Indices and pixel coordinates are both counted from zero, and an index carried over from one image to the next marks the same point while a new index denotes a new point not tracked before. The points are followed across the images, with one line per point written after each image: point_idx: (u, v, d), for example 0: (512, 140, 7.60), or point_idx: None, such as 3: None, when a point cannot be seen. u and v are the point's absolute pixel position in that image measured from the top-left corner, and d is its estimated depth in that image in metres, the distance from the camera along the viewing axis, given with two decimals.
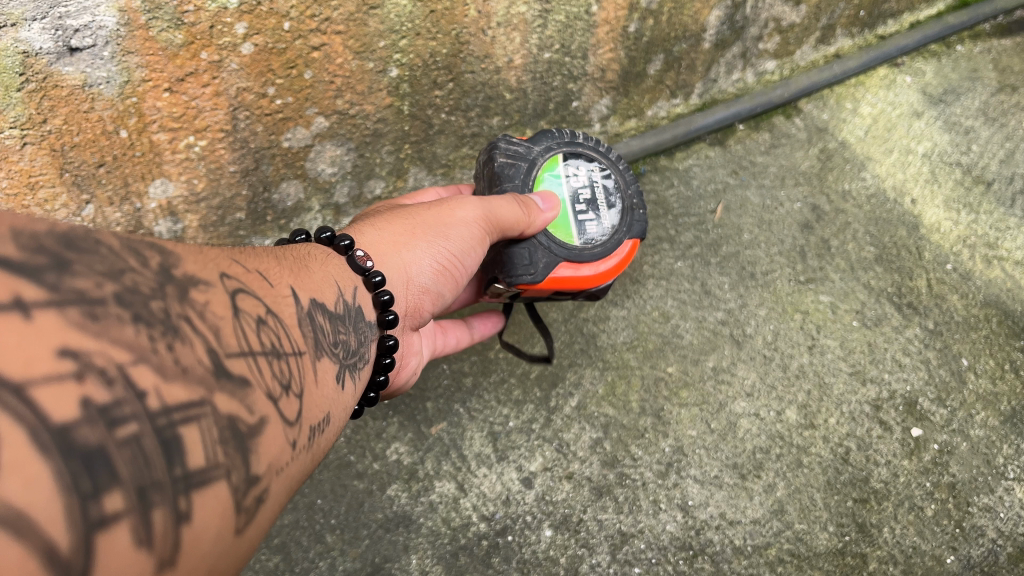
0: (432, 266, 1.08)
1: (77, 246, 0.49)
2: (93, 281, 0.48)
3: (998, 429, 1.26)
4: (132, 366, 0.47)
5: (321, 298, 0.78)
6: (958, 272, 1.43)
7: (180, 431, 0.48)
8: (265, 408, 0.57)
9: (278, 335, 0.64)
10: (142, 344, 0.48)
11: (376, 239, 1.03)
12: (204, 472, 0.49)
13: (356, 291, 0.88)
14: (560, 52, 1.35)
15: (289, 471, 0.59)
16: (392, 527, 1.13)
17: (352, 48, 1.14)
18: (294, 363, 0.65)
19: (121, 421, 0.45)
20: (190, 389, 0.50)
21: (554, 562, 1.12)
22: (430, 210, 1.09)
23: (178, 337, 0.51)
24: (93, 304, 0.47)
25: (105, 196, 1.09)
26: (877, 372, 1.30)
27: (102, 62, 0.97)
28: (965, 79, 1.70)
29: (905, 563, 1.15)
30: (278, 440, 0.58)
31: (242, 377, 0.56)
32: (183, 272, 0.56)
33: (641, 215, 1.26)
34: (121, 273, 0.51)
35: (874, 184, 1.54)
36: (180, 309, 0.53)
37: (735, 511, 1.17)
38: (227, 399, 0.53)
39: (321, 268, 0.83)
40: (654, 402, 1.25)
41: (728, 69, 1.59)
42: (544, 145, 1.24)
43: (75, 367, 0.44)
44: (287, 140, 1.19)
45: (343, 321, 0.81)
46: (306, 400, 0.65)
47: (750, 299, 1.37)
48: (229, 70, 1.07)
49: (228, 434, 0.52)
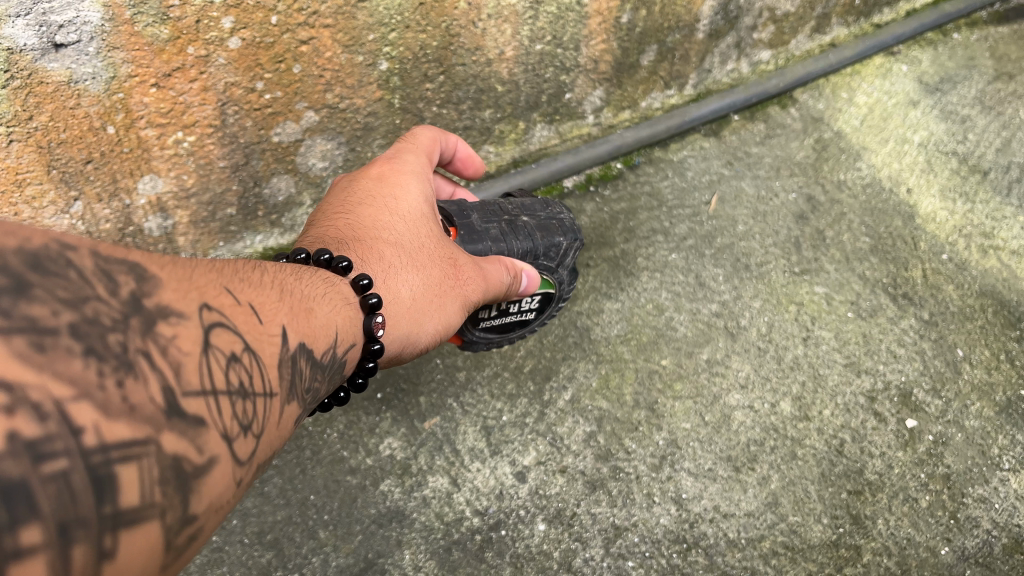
0: (429, 341, 1.01)
1: (43, 269, 0.50)
2: (49, 309, 0.48)
3: (994, 419, 1.26)
4: (72, 403, 0.46)
5: (312, 344, 0.74)
6: (954, 262, 1.42)
7: (116, 469, 0.47)
8: (217, 447, 0.56)
9: (250, 373, 0.62)
10: (90, 378, 0.48)
11: (393, 312, 0.95)
12: (136, 511, 0.48)
13: (351, 349, 0.84)
14: (552, 44, 1.34)
15: (230, 512, 0.57)
16: (385, 522, 1.12)
17: (341, 41, 1.13)
18: (261, 403, 0.63)
19: (50, 457, 0.44)
20: (135, 427, 0.49)
21: (547, 557, 1.10)
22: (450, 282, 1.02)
23: (131, 373, 0.50)
24: (44, 333, 0.47)
25: (93, 192, 1.08)
26: (871, 363, 1.30)
27: (87, 58, 0.97)
28: (961, 68, 1.69)
29: (900, 555, 1.13)
30: (224, 480, 0.56)
31: (196, 417, 0.54)
32: (155, 304, 0.55)
33: (481, 344, 1.25)
34: (83, 301, 0.50)
35: (869, 174, 1.53)
36: (140, 343, 0.52)
37: (729, 504, 1.15)
38: (175, 438, 0.52)
39: (325, 312, 0.80)
40: (648, 395, 1.24)
41: (722, 59, 1.58)
42: (558, 276, 1.24)
43: (7, 400, 0.44)
44: (277, 135, 1.18)
45: (326, 369, 0.77)
46: (265, 442, 0.63)
47: (744, 291, 1.37)
48: (217, 65, 1.06)
49: (170, 473, 0.51)
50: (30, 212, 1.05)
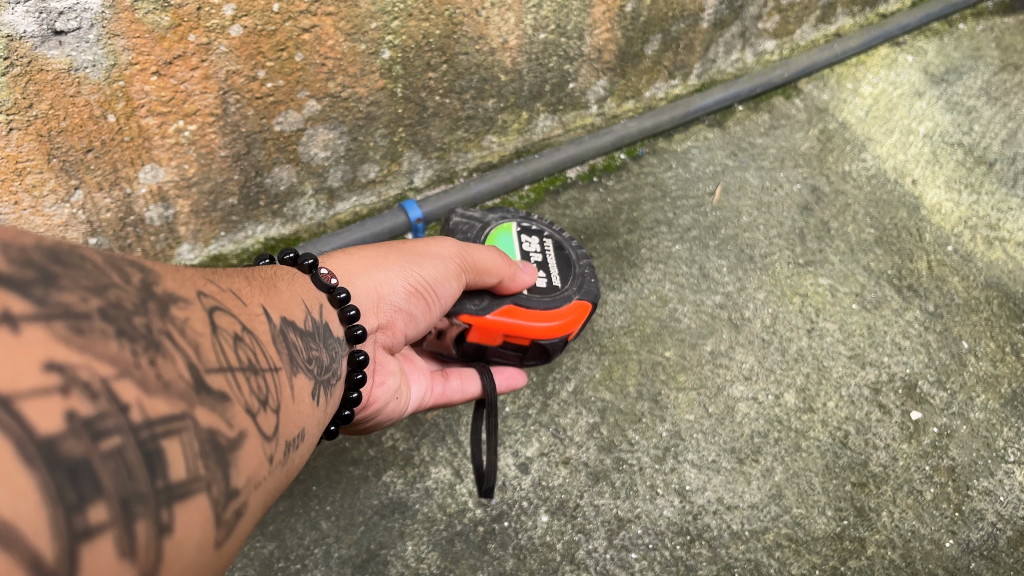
0: (408, 288, 1.03)
1: (63, 261, 0.46)
2: (78, 295, 0.46)
3: (999, 412, 1.25)
4: (116, 380, 0.45)
5: (293, 316, 0.74)
6: (959, 254, 1.42)
7: (162, 444, 0.46)
8: (243, 422, 0.55)
9: (255, 351, 0.62)
10: (126, 358, 0.46)
11: (350, 261, 1.01)
12: (185, 485, 0.47)
13: (322, 309, 0.84)
14: (556, 33, 1.33)
15: (266, 487, 0.57)
16: (387, 513, 1.12)
17: (343, 29, 1.12)
18: (271, 379, 0.63)
19: (105, 433, 0.43)
20: (172, 403, 0.48)
21: (550, 548, 1.09)
22: (405, 244, 1.07)
23: (159, 352, 0.49)
24: (79, 318, 0.45)
25: (94, 181, 1.07)
26: (876, 355, 1.29)
27: (87, 45, 0.95)
28: (967, 58, 1.72)
29: (904, 547, 1.12)
30: (255, 454, 0.55)
31: (221, 392, 0.54)
32: (162, 289, 0.54)
33: (594, 283, 1.25)
34: (105, 288, 0.48)
35: (874, 165, 1.53)
36: (161, 325, 0.51)
37: (733, 496, 1.15)
38: (208, 413, 0.51)
39: (289, 288, 0.79)
40: (651, 387, 1.24)
41: (727, 49, 1.57)
42: (500, 214, 1.31)
43: (60, 380, 0.42)
44: (279, 124, 1.17)
45: (314, 337, 0.77)
46: (283, 416, 0.63)
47: (748, 282, 1.36)
48: (218, 53, 1.05)
49: (209, 447, 0.50)
50: (30, 201, 1.04)
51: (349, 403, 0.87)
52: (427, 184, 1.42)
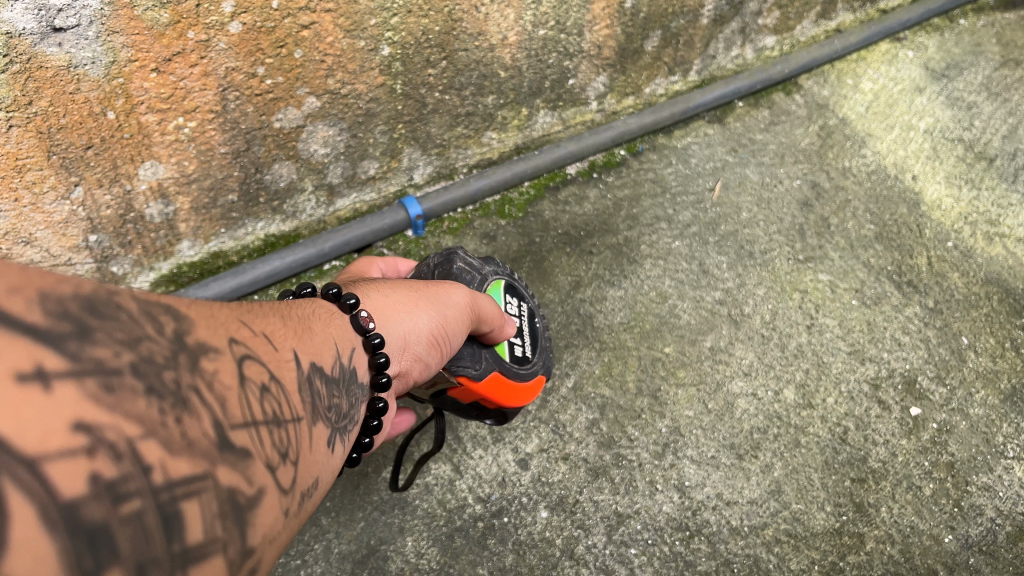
0: (431, 335, 0.88)
1: (98, 311, 0.41)
2: (111, 349, 0.41)
3: (999, 408, 1.25)
4: (141, 441, 0.39)
5: (322, 359, 0.66)
6: (959, 250, 1.42)
7: (181, 506, 0.41)
8: (266, 478, 0.49)
9: (283, 399, 0.55)
10: (152, 418, 0.41)
11: (378, 303, 0.84)
12: (201, 548, 0.41)
13: (352, 353, 0.73)
14: (556, 29, 1.33)
15: (282, 546, 0.50)
16: (387, 509, 1.12)
17: (343, 26, 1.12)
18: (297, 430, 0.56)
19: (126, 497, 0.38)
20: (195, 462, 0.42)
21: (549, 544, 1.10)
22: (423, 285, 0.92)
23: (186, 409, 0.44)
24: (110, 373, 0.40)
25: (94, 178, 1.07)
26: (876, 351, 1.29)
27: (86, 42, 0.95)
28: (967, 54, 1.72)
29: (902, 542, 1.13)
30: (276, 510, 0.49)
31: (245, 449, 0.47)
32: (195, 338, 0.48)
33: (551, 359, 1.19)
34: (138, 340, 0.43)
35: (874, 161, 1.53)
36: (190, 379, 0.45)
37: (732, 491, 1.15)
38: (229, 471, 0.45)
39: (323, 329, 0.70)
40: (651, 383, 1.24)
41: (727, 45, 1.57)
42: (492, 268, 1.15)
43: (86, 441, 0.37)
44: (278, 121, 1.17)
45: (338, 383, 0.68)
46: (305, 468, 0.56)
47: (748, 278, 1.36)
48: (218, 49, 1.05)
49: (227, 506, 0.44)
50: (30, 198, 1.04)
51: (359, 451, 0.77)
52: (427, 180, 1.42)
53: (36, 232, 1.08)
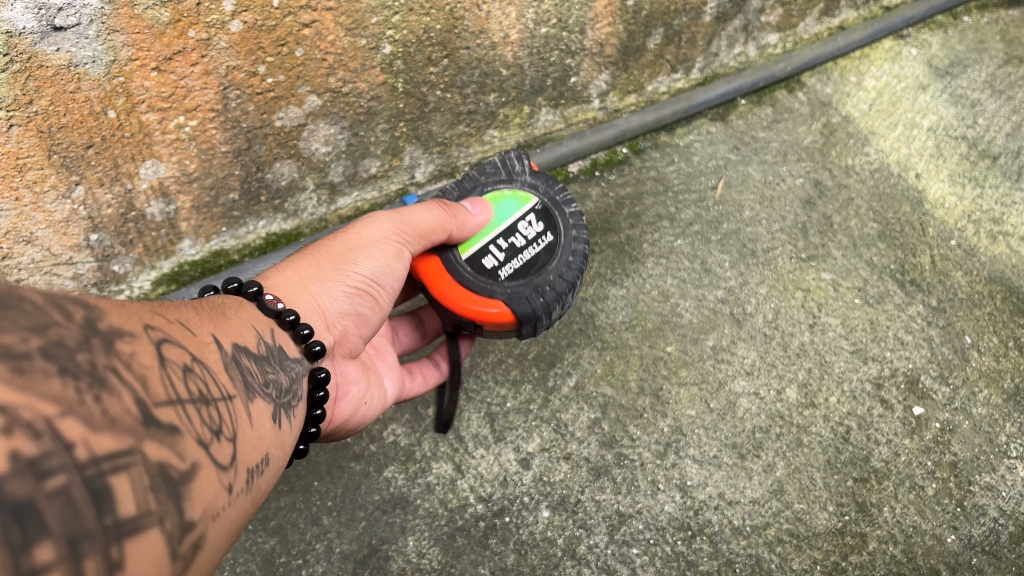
0: (347, 293, 1.01)
1: (3, 301, 0.49)
2: (18, 336, 0.48)
3: (1002, 407, 1.25)
4: (59, 419, 0.46)
5: (243, 342, 0.75)
6: (963, 248, 1.42)
7: (109, 480, 0.47)
8: (196, 454, 0.57)
9: (205, 382, 0.63)
10: (69, 396, 0.48)
11: (280, 283, 0.97)
12: (135, 520, 0.48)
13: (273, 333, 0.83)
14: (557, 27, 1.33)
15: (224, 515, 0.58)
16: (389, 509, 1.12)
17: (343, 24, 1.11)
18: (222, 409, 0.64)
19: (50, 473, 0.44)
20: (118, 438, 0.49)
21: (551, 543, 1.10)
22: (328, 247, 1.03)
23: (105, 389, 0.51)
24: (20, 358, 0.47)
25: (95, 177, 1.07)
26: (879, 350, 1.29)
27: (86, 41, 0.95)
28: (971, 51, 1.71)
29: (905, 543, 1.12)
30: (209, 484, 0.57)
31: (170, 425, 0.55)
32: (107, 324, 0.56)
33: (540, 300, 1.13)
34: (46, 327, 0.50)
35: (878, 159, 1.53)
36: (106, 360, 0.53)
37: (734, 491, 1.15)
38: (157, 446, 0.52)
39: (238, 314, 0.80)
40: (652, 382, 1.24)
41: (729, 43, 1.56)
42: (529, 185, 1.20)
43: (4, 421, 0.43)
44: (280, 119, 1.17)
45: (269, 361, 0.78)
46: (237, 444, 0.64)
47: (750, 277, 1.36)
48: (218, 48, 1.04)
49: (159, 480, 0.51)
50: (31, 197, 1.04)
51: (313, 419, 0.89)
52: (428, 179, 1.41)
53: (37, 231, 1.08)
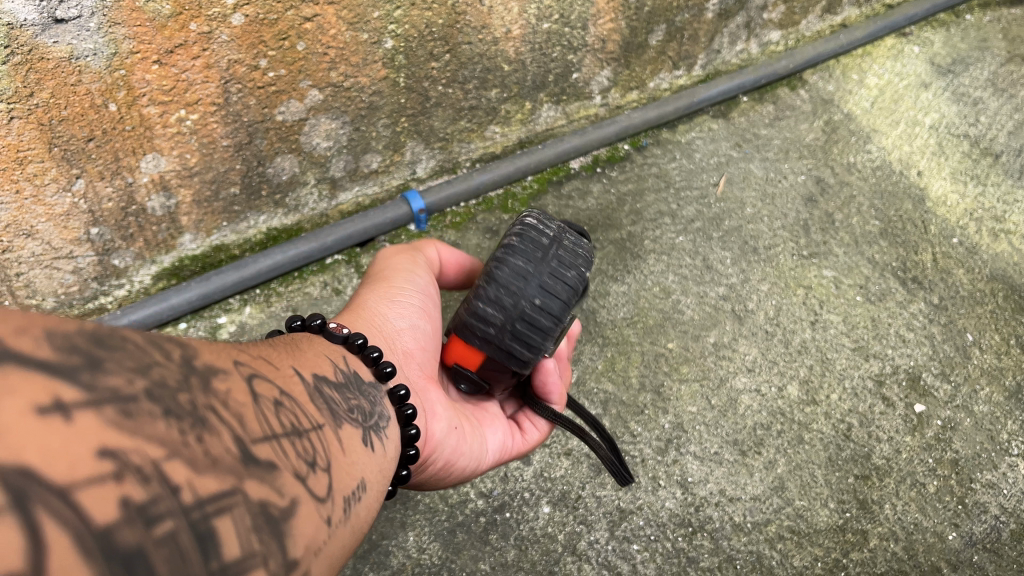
0: (394, 304, 0.96)
1: (105, 343, 0.44)
2: (125, 377, 0.44)
3: (1003, 405, 1.25)
4: (166, 462, 0.42)
5: (322, 372, 0.69)
6: (964, 246, 1.42)
7: (214, 523, 0.43)
8: (295, 488, 0.52)
9: (297, 414, 0.58)
10: (174, 438, 0.44)
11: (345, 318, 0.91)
12: (242, 562, 0.44)
13: (347, 360, 0.76)
14: (560, 22, 1.32)
15: (327, 551, 0.53)
16: (389, 504, 1.11)
17: (345, 18, 1.11)
18: (316, 440, 0.59)
19: (159, 518, 0.40)
20: (221, 478, 0.45)
21: (551, 539, 1.09)
22: (369, 282, 0.99)
23: (206, 428, 0.47)
24: (127, 400, 0.43)
25: (95, 170, 1.07)
26: (880, 347, 1.29)
27: (88, 34, 0.95)
28: (974, 49, 1.71)
29: (906, 540, 1.12)
30: (311, 519, 0.52)
31: (268, 462, 0.50)
32: (203, 363, 0.52)
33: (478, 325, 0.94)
34: (148, 367, 0.46)
35: (880, 156, 1.52)
36: (205, 400, 0.49)
37: (735, 488, 1.14)
38: (257, 484, 0.48)
39: (310, 345, 0.73)
40: (654, 378, 1.23)
41: (731, 40, 1.56)
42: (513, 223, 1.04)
43: (114, 466, 0.40)
44: (281, 114, 1.17)
45: (349, 388, 0.71)
46: (333, 475, 0.59)
47: (752, 274, 1.36)
48: (220, 41, 1.04)
49: (261, 519, 0.47)
50: (32, 190, 1.04)
51: (410, 440, 0.79)
52: (430, 174, 1.41)
53: (37, 225, 1.08)
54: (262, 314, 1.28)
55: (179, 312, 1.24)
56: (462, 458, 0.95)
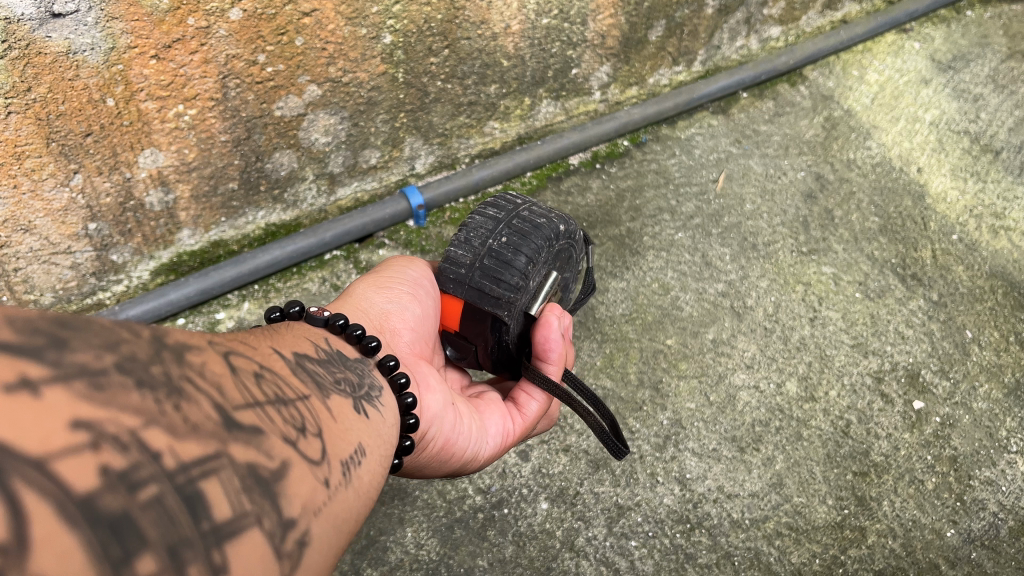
0: (383, 292, 0.92)
1: (68, 322, 0.41)
2: (92, 352, 0.41)
3: (1002, 402, 1.25)
4: (144, 430, 0.40)
5: (304, 349, 0.66)
6: (964, 243, 1.41)
7: (201, 486, 0.41)
8: (288, 450, 0.50)
9: (282, 381, 0.56)
10: (150, 407, 0.41)
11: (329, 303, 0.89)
12: (234, 523, 0.42)
13: (331, 340, 0.72)
14: (559, 18, 1.32)
15: (332, 511, 0.51)
16: (387, 500, 1.11)
17: (344, 14, 1.11)
18: (308, 406, 0.56)
19: (142, 484, 0.38)
20: (204, 443, 0.43)
21: (549, 535, 1.09)
22: (364, 277, 0.97)
23: (184, 396, 0.44)
24: (96, 374, 0.40)
25: (93, 165, 1.07)
26: (879, 344, 1.29)
27: (85, 28, 0.95)
28: (974, 46, 1.70)
29: (904, 536, 1.12)
30: (308, 479, 0.50)
31: (256, 426, 0.48)
32: (175, 338, 0.48)
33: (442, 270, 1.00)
34: (118, 342, 0.43)
35: (880, 153, 1.52)
36: (180, 371, 0.46)
37: (733, 484, 1.14)
38: (246, 447, 0.46)
39: (290, 330, 0.69)
40: (652, 374, 1.23)
41: (731, 36, 1.56)
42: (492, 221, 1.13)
43: (88, 436, 0.37)
44: (280, 109, 1.17)
45: (335, 363, 0.68)
46: (332, 437, 0.56)
47: (751, 270, 1.35)
48: (218, 36, 1.04)
49: (253, 481, 0.45)
50: (30, 184, 1.04)
51: (408, 409, 0.75)
52: (428, 170, 1.41)
53: (35, 220, 1.08)
54: (261, 309, 1.28)
55: (177, 307, 1.24)
56: (461, 439, 0.89)
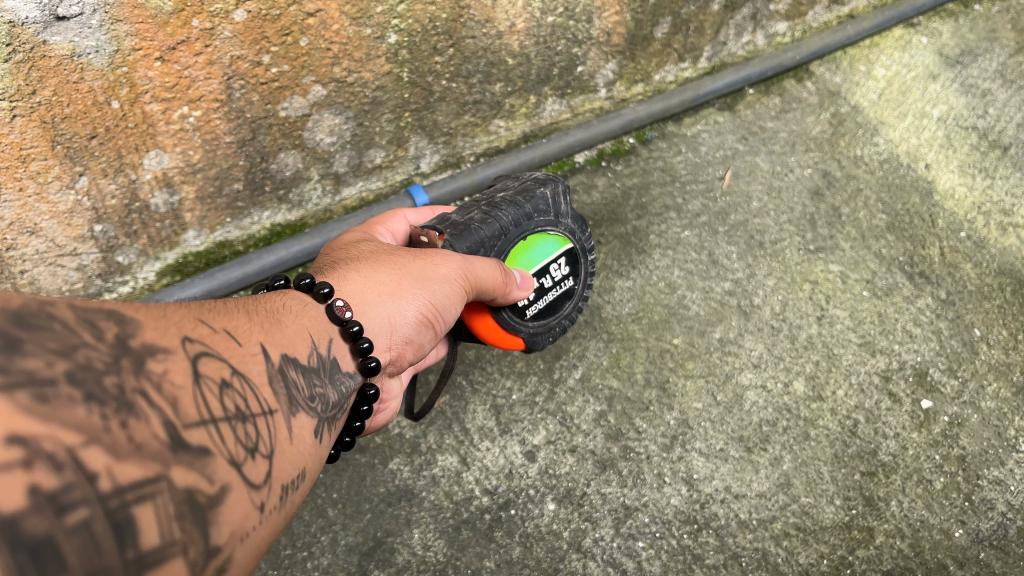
0: (419, 317, 0.92)
1: (29, 324, 0.47)
2: (43, 359, 0.46)
3: (1010, 400, 1.24)
4: (82, 449, 0.44)
5: (294, 353, 0.71)
6: (972, 240, 1.41)
7: (133, 511, 0.46)
8: (229, 475, 0.54)
9: (244, 396, 0.60)
10: (94, 424, 0.46)
11: (360, 287, 0.87)
12: (160, 551, 0.47)
13: (333, 344, 0.78)
14: (564, 15, 1.31)
15: (257, 536, 0.56)
16: (394, 501, 1.11)
17: (348, 14, 1.11)
18: (261, 425, 0.61)
19: (71, 507, 0.43)
20: (144, 465, 0.47)
21: (556, 536, 1.10)
22: (411, 261, 0.93)
23: (133, 413, 0.48)
24: (43, 384, 0.45)
25: (98, 168, 1.06)
26: (887, 343, 1.28)
27: (90, 31, 0.94)
28: (982, 40, 1.68)
29: (912, 537, 1.13)
30: (242, 505, 0.55)
31: (201, 447, 0.52)
32: (141, 342, 0.53)
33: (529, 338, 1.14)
34: (73, 349, 0.48)
35: (887, 149, 1.51)
36: (135, 383, 0.50)
37: (740, 484, 1.14)
38: (186, 471, 0.50)
39: (295, 320, 0.74)
40: (659, 374, 1.23)
41: (738, 32, 1.54)
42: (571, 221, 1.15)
43: (22, 454, 0.42)
44: (285, 109, 1.16)
45: (319, 373, 0.73)
46: (276, 461, 0.61)
47: (758, 269, 1.35)
48: (223, 38, 1.04)
49: (186, 507, 0.49)
50: (35, 188, 1.04)
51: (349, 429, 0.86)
52: (433, 169, 1.40)
53: (41, 222, 1.08)
54: None
55: None
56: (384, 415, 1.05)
